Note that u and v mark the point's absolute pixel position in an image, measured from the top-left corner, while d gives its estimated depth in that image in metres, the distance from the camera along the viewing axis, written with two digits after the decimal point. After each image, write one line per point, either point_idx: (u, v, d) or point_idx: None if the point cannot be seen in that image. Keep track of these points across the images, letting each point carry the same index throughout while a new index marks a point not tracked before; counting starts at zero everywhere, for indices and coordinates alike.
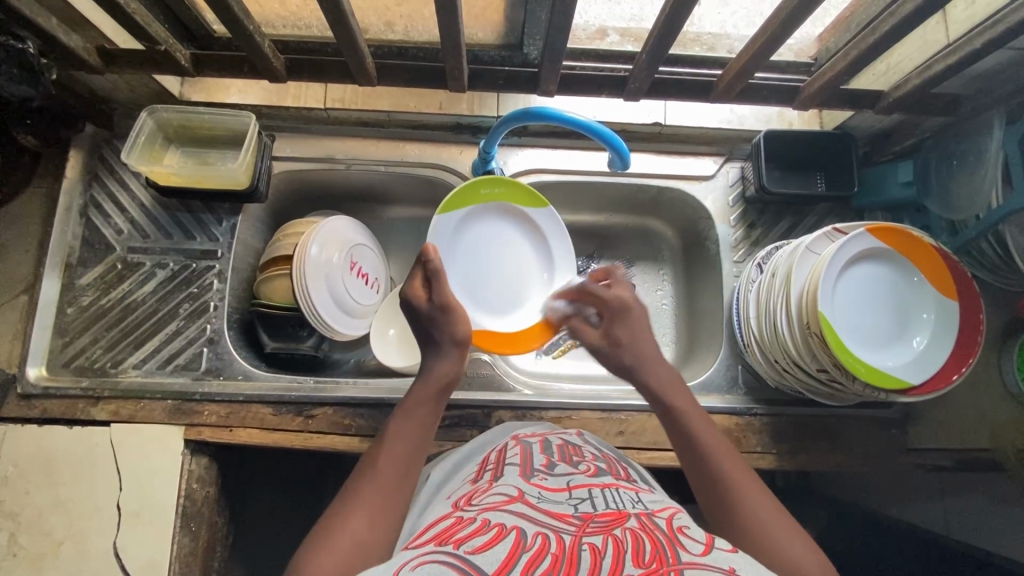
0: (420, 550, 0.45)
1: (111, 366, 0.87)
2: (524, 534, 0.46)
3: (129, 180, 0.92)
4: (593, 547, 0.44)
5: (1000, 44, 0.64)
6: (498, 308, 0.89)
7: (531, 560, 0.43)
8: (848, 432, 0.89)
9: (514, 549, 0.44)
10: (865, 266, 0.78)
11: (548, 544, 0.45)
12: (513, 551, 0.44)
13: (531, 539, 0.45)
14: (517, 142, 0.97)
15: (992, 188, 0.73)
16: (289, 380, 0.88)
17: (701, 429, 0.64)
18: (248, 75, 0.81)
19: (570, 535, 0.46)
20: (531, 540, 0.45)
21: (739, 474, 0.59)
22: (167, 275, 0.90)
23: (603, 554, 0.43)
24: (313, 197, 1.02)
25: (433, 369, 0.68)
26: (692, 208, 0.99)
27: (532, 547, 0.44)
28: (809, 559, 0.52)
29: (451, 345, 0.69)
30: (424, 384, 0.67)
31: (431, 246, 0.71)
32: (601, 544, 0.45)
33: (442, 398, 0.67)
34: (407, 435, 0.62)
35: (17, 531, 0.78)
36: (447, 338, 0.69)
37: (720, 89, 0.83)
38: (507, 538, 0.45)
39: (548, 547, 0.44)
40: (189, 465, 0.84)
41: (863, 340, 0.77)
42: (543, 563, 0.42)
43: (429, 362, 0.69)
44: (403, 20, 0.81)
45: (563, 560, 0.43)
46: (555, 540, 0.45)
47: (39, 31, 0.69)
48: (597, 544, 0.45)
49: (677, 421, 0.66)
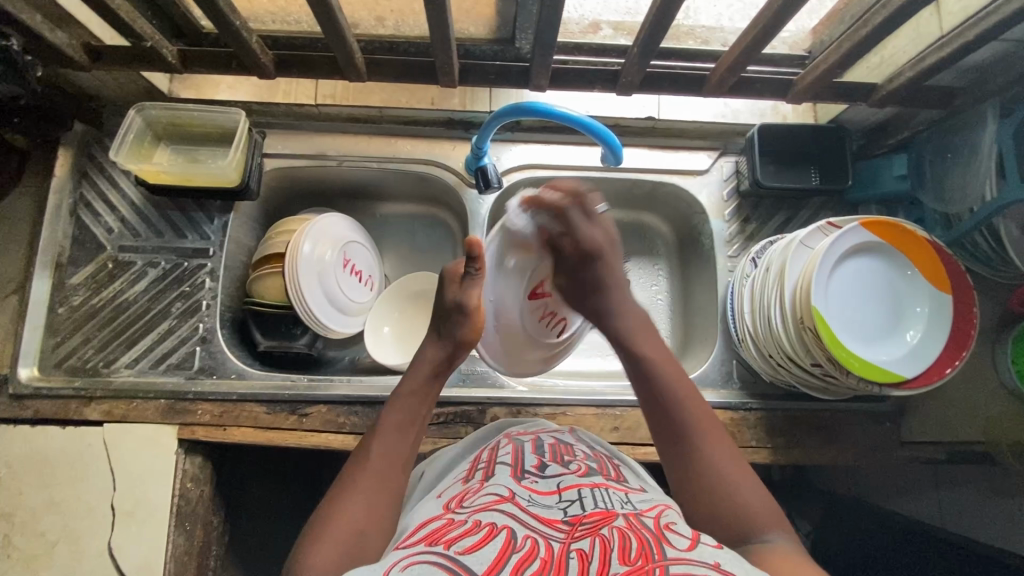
0: (409, 551, 0.45)
1: (104, 366, 0.87)
2: (513, 535, 0.46)
3: (119, 179, 0.91)
4: (581, 552, 0.44)
5: (994, 35, 0.64)
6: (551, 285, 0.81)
7: (519, 562, 0.43)
8: (843, 426, 0.89)
9: (503, 551, 0.44)
10: (858, 261, 0.78)
11: (537, 547, 0.45)
12: (502, 552, 0.44)
13: (520, 541, 0.45)
14: (509, 138, 0.96)
15: (986, 180, 0.73)
16: (282, 379, 0.87)
17: (663, 370, 0.67)
18: (237, 71, 0.79)
19: (559, 541, 0.46)
20: (521, 541, 0.45)
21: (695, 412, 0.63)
22: (159, 274, 0.90)
23: (590, 557, 0.43)
24: (305, 193, 1.01)
25: (422, 359, 0.70)
26: (686, 203, 0.99)
27: (521, 549, 0.44)
28: (752, 502, 0.56)
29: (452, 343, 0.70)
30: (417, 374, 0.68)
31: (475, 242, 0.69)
32: (589, 548, 0.44)
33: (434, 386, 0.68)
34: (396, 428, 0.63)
35: (11, 532, 0.78)
36: (449, 333, 0.71)
37: (713, 83, 0.82)
38: (496, 539, 0.45)
39: (538, 551, 0.45)
40: (183, 465, 0.83)
41: (857, 335, 0.76)
42: (532, 566, 0.42)
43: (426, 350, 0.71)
44: (394, 16, 0.82)
45: (551, 564, 0.43)
46: (544, 544, 0.45)
47: (24, 28, 0.68)
48: (585, 547, 0.45)
49: (635, 359, 0.69)
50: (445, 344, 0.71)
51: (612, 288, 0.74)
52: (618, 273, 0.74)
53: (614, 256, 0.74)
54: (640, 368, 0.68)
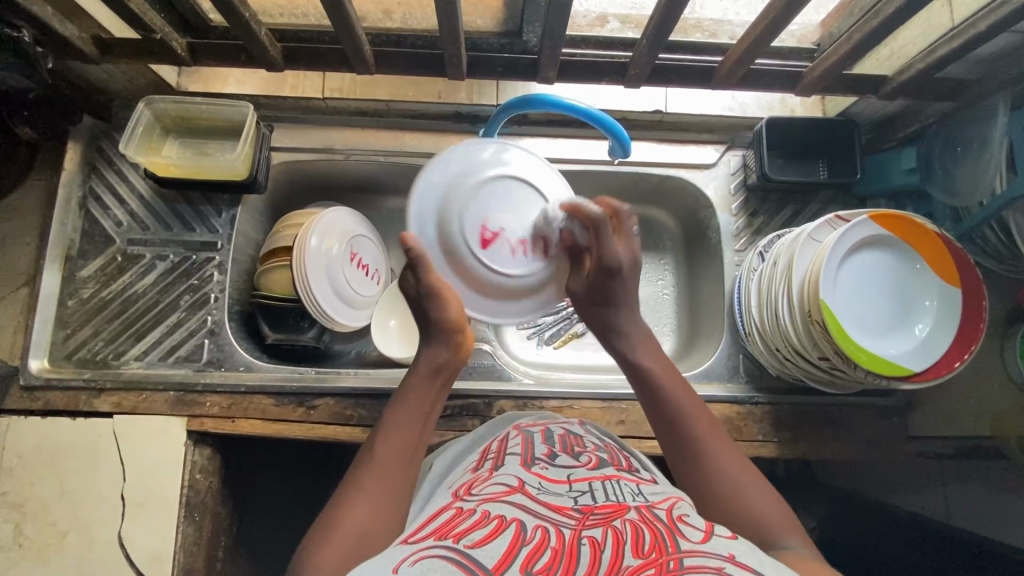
0: (418, 545, 0.46)
1: (113, 358, 0.87)
2: (523, 527, 0.46)
3: (128, 172, 0.92)
4: (593, 540, 0.44)
5: (1005, 27, 0.64)
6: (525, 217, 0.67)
7: (530, 554, 0.43)
8: (850, 420, 0.89)
9: (514, 543, 0.44)
10: (866, 255, 0.77)
11: (548, 537, 0.45)
12: (512, 544, 0.44)
13: (531, 532, 0.46)
14: (517, 131, 0.97)
15: (996, 173, 0.72)
16: (290, 371, 0.88)
17: (667, 380, 0.65)
18: (246, 64, 0.80)
19: (570, 528, 0.46)
20: (531, 532, 0.46)
21: (701, 422, 0.62)
22: (167, 267, 0.90)
23: (602, 547, 0.43)
24: (312, 187, 1.01)
25: (424, 358, 0.68)
26: (693, 197, 0.99)
27: (531, 541, 0.44)
28: (768, 509, 0.55)
29: (439, 334, 0.67)
30: (417, 373, 0.67)
31: (408, 236, 0.63)
32: (600, 536, 0.45)
33: (437, 384, 0.67)
34: (405, 428, 0.62)
35: (22, 522, 0.79)
36: (436, 326, 0.67)
37: (721, 75, 0.82)
38: (507, 531, 0.46)
39: (548, 540, 0.45)
40: (192, 456, 0.84)
41: (865, 329, 0.76)
42: (543, 557, 0.43)
43: (426, 351, 0.68)
44: (401, 8, 0.82)
45: (562, 554, 0.43)
46: (554, 533, 0.46)
47: (36, 20, 0.68)
48: (597, 536, 0.45)
49: (641, 373, 0.67)
50: (437, 341, 0.67)
51: (622, 306, 0.69)
52: (632, 289, 0.70)
53: (634, 278, 0.69)
54: (650, 393, 0.65)
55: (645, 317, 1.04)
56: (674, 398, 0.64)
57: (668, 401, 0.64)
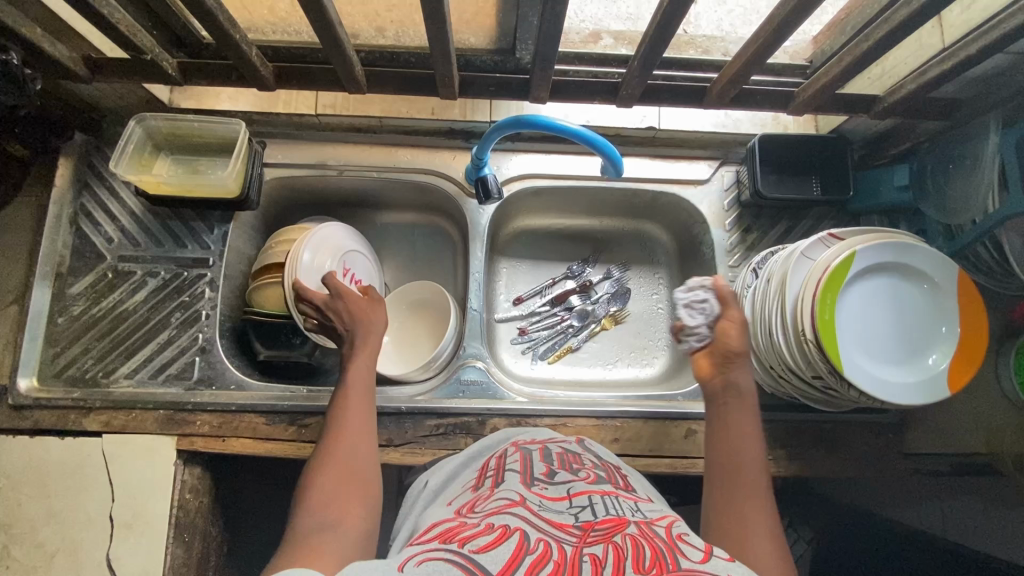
0: (424, 547, 0.46)
1: (103, 376, 0.86)
2: (526, 537, 0.46)
3: (120, 189, 0.92)
4: (595, 558, 0.44)
5: (995, 50, 0.64)
6: (880, 326, 0.76)
7: (533, 564, 0.43)
8: (845, 438, 0.88)
9: (517, 552, 0.44)
10: (907, 288, 0.76)
11: (551, 550, 0.45)
12: (516, 553, 0.44)
13: (534, 543, 0.45)
14: (510, 147, 0.96)
15: (989, 193, 0.73)
16: (282, 390, 0.87)
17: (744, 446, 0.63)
18: (237, 83, 0.80)
19: (572, 544, 0.46)
20: (534, 543, 0.45)
21: (758, 498, 0.59)
22: (158, 284, 0.90)
23: (604, 562, 0.43)
24: (305, 203, 1.01)
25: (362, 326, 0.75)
26: (687, 212, 0.99)
27: (535, 551, 0.44)
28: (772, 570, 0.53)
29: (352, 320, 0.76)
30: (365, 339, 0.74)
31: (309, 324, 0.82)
32: (602, 553, 0.44)
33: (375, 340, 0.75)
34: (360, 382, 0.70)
35: (10, 543, 0.78)
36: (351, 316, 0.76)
37: (714, 96, 0.81)
38: (510, 540, 0.45)
39: (551, 553, 0.44)
40: (181, 476, 0.83)
41: (885, 353, 0.75)
42: (546, 568, 0.42)
43: (365, 319, 0.76)
44: (394, 26, 0.80)
45: (564, 566, 0.43)
46: (556, 547, 0.45)
47: (24, 42, 0.68)
48: (598, 553, 0.44)
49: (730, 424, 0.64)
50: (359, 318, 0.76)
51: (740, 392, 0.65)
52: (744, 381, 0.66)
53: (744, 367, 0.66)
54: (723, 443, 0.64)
55: (639, 332, 1.03)
56: (743, 467, 0.61)
57: (732, 460, 0.62)
